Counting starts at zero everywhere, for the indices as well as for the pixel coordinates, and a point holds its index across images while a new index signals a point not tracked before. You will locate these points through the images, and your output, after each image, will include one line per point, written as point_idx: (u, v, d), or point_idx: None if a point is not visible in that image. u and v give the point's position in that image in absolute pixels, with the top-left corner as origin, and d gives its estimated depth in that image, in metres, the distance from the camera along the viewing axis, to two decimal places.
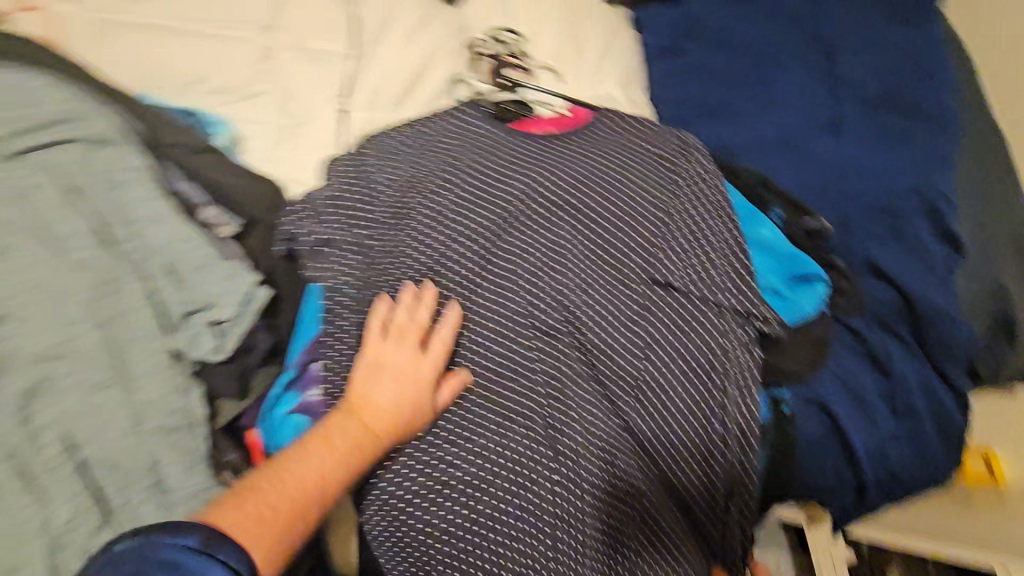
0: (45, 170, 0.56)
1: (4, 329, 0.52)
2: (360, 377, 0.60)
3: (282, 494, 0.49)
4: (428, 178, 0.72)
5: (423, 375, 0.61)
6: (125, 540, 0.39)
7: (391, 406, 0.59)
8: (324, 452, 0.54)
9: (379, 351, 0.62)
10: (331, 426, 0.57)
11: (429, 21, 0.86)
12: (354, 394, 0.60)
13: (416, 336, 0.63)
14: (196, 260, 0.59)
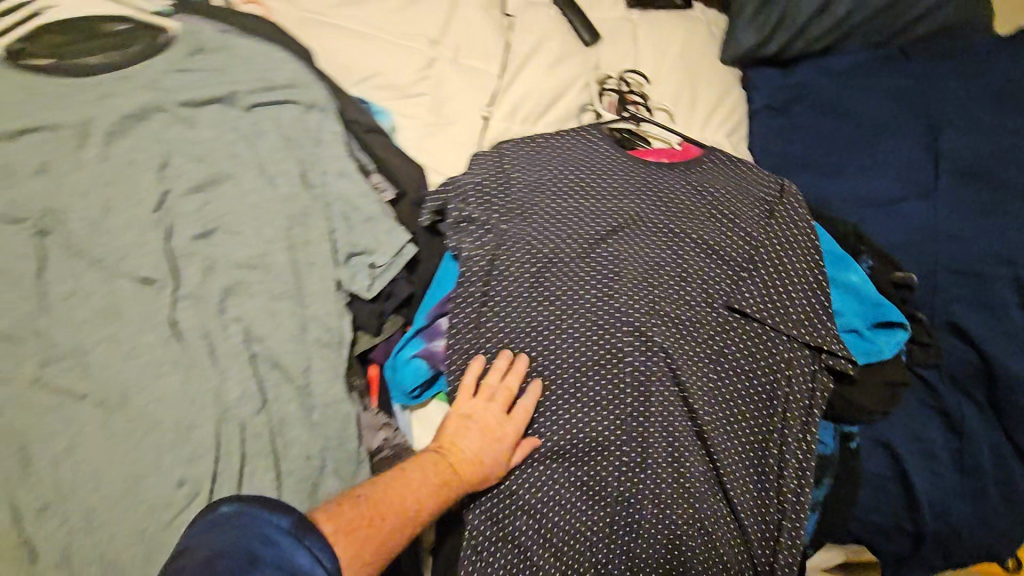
0: (268, 121, 0.70)
1: (218, 238, 0.65)
2: (451, 430, 0.68)
3: (374, 521, 0.56)
4: (554, 185, 0.82)
5: (505, 439, 0.69)
6: (231, 505, 0.47)
7: (474, 460, 0.66)
8: (411, 491, 0.61)
9: (471, 406, 0.70)
10: (422, 464, 0.64)
11: (569, 55, 0.99)
12: (446, 441, 0.67)
13: (504, 400, 0.70)
14: (365, 212, 0.70)
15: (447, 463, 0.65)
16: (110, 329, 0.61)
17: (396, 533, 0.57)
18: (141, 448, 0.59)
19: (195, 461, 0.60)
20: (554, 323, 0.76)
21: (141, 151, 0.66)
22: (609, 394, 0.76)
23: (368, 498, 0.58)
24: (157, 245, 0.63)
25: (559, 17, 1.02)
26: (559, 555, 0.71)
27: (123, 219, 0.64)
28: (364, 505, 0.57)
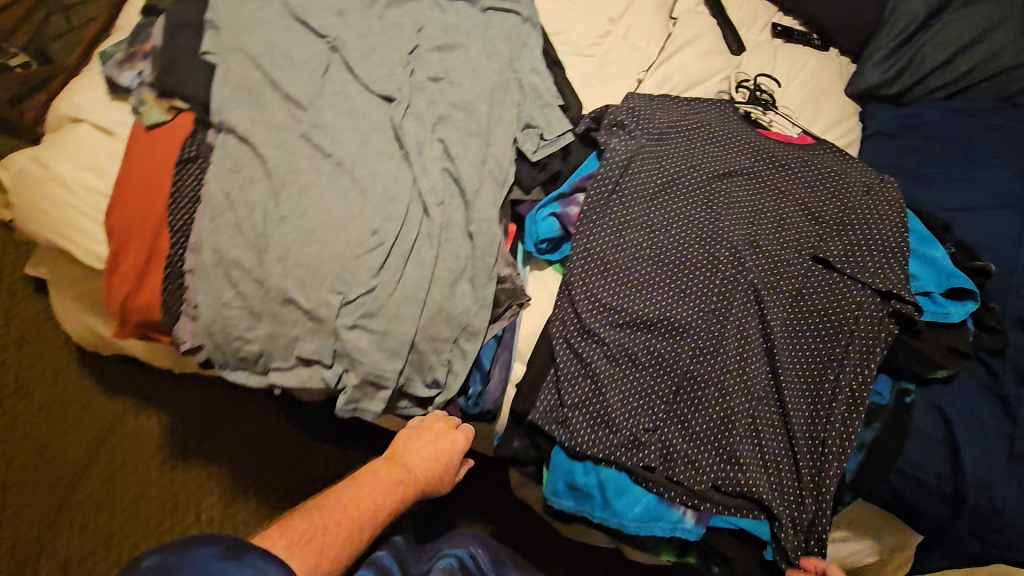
0: (495, 21, 0.94)
1: (444, 85, 0.88)
2: (403, 441, 0.81)
3: (330, 524, 0.68)
4: (688, 128, 1.00)
5: (455, 445, 0.83)
6: (154, 556, 0.55)
7: (427, 464, 0.80)
8: (365, 499, 0.73)
9: (426, 420, 0.84)
10: (371, 475, 0.76)
11: (717, 54, 1.20)
12: (400, 447, 0.81)
13: (445, 424, 0.84)
14: (546, 99, 0.92)
15: (399, 471, 0.78)
16: (356, 120, 0.84)
17: (354, 535, 0.70)
18: (354, 200, 0.80)
19: (389, 221, 0.80)
20: (666, 226, 0.92)
21: (407, 18, 0.92)
22: (699, 292, 0.89)
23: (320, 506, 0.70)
24: (402, 77, 0.87)
25: (716, 26, 1.24)
26: (626, 401, 0.84)
27: (383, 56, 0.88)
28: (318, 513, 0.69)
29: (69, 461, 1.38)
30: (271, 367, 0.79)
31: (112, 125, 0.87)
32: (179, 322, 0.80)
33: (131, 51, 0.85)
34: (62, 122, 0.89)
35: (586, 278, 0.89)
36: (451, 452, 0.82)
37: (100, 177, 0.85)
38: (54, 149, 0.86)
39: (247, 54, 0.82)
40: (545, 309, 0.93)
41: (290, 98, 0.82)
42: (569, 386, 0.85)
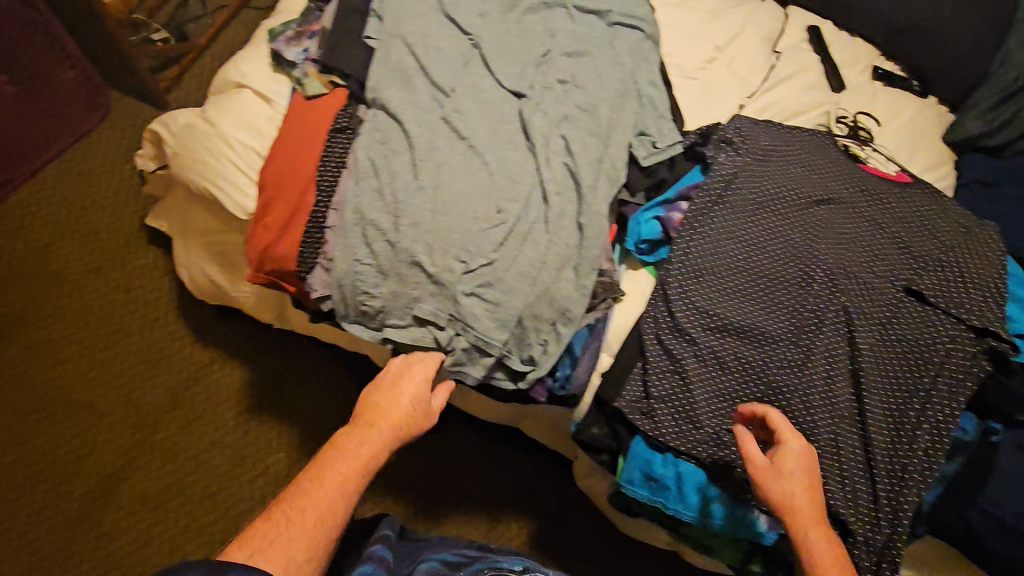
0: (622, 34, 1.01)
1: (571, 86, 0.95)
2: (362, 404, 0.78)
3: (297, 515, 0.65)
4: (790, 153, 1.04)
5: (416, 382, 0.80)
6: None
7: (392, 413, 0.77)
8: (330, 474, 0.69)
9: (387, 374, 0.82)
10: (333, 447, 0.72)
11: (818, 88, 1.24)
12: (362, 408, 0.77)
13: (399, 368, 0.81)
14: (661, 111, 0.98)
15: (361, 432, 0.74)
16: (490, 111, 0.92)
17: (326, 517, 0.66)
18: (482, 182, 0.87)
19: (512, 203, 0.87)
20: (763, 243, 0.96)
21: (542, 25, 0.99)
22: (791, 309, 0.92)
23: (283, 499, 0.66)
24: (533, 77, 0.95)
25: (819, 64, 1.28)
26: (711, 403, 0.88)
27: (518, 57, 0.96)
28: (282, 507, 0.65)
29: (156, 400, 1.48)
30: (387, 324, 0.87)
31: (271, 94, 0.97)
32: (313, 272, 0.89)
33: (300, 30, 0.95)
34: (227, 86, 1.00)
35: (683, 283, 0.93)
36: (416, 390, 0.80)
37: (257, 138, 0.95)
38: (220, 109, 0.97)
39: (404, 42, 0.91)
40: (636, 306, 0.97)
41: (436, 85, 0.90)
42: (657, 381, 0.89)
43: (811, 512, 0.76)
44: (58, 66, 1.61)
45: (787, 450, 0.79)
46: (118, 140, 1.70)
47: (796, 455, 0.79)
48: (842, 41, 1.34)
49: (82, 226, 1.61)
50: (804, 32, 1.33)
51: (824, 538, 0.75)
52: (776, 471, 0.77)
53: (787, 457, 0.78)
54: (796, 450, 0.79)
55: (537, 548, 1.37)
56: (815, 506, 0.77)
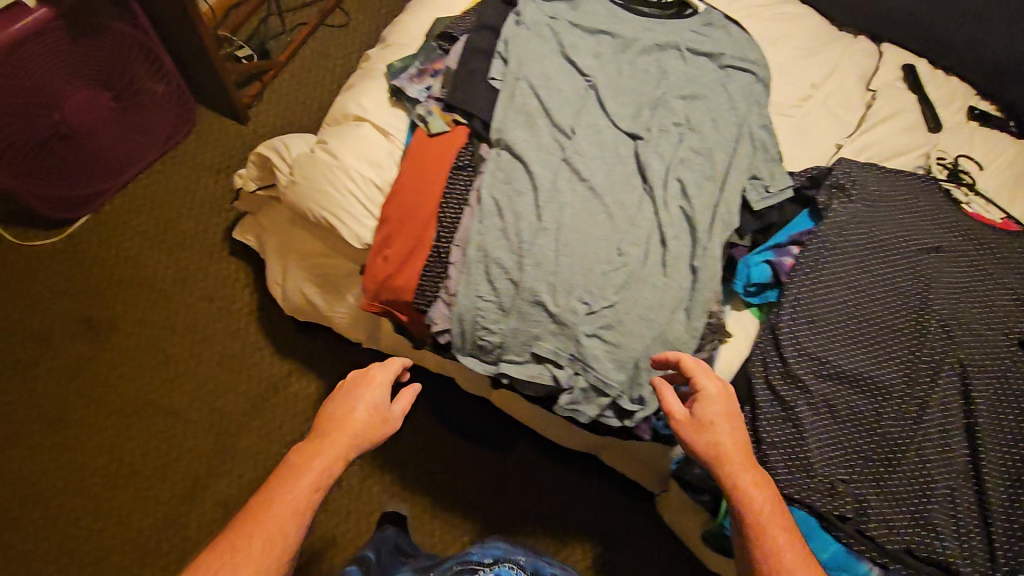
0: (734, 76, 1.01)
1: (685, 130, 0.96)
2: (318, 418, 0.80)
3: (246, 539, 0.68)
4: (900, 199, 1.03)
5: (372, 392, 0.82)
6: None
7: (347, 423, 0.79)
8: (281, 494, 0.72)
9: (348, 383, 0.84)
10: (285, 466, 0.74)
11: (916, 130, 1.23)
12: (321, 419, 0.80)
13: (358, 377, 0.84)
14: (773, 155, 0.99)
15: (312, 447, 0.76)
16: (607, 154, 0.93)
17: (276, 538, 0.69)
18: (601, 224, 0.89)
19: (631, 247, 0.88)
20: (876, 291, 0.95)
21: (655, 65, 1.00)
22: (904, 360, 0.92)
23: (234, 523, 0.69)
24: (648, 119, 0.96)
25: (916, 104, 1.27)
26: (823, 452, 0.88)
27: (631, 97, 0.98)
28: (233, 531, 0.69)
29: (237, 410, 1.52)
30: (502, 358, 0.89)
31: (391, 129, 1.00)
32: (433, 305, 0.91)
33: (423, 68, 0.98)
34: (346, 119, 1.04)
35: (794, 328, 0.93)
36: (373, 398, 0.82)
37: (376, 171, 0.98)
38: (341, 143, 1.00)
39: (528, 83, 0.92)
40: (741, 349, 0.98)
41: (557, 126, 0.92)
42: (768, 426, 0.90)
43: (735, 451, 0.77)
44: (153, 82, 1.59)
45: (705, 395, 0.79)
46: (204, 154, 1.76)
47: (717, 400, 0.79)
48: (936, 79, 1.32)
49: (170, 236, 1.66)
50: (899, 69, 1.31)
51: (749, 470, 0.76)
52: (697, 423, 0.78)
53: (705, 404, 0.78)
54: (712, 395, 0.79)
55: (603, 572, 1.38)
56: (743, 447, 0.78)
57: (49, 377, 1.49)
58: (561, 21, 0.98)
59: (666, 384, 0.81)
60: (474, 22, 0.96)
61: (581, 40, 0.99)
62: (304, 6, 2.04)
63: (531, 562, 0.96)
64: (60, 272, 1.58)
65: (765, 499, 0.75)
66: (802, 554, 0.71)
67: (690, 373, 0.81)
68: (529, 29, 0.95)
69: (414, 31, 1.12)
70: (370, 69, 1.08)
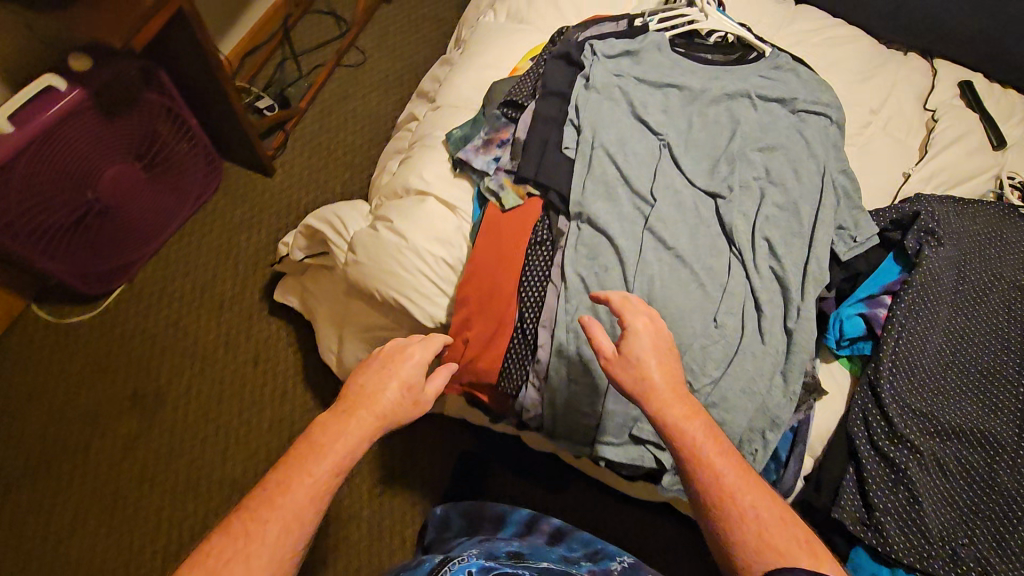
0: (810, 123, 0.97)
1: (767, 183, 0.92)
2: (342, 391, 0.70)
3: (259, 526, 0.55)
4: (987, 235, 1.00)
5: (406, 369, 0.71)
6: None
7: (382, 397, 0.68)
8: (301, 471, 0.60)
9: (379, 354, 0.74)
10: (303, 443, 0.62)
11: (983, 151, 1.19)
12: (348, 391, 0.69)
13: (394, 354, 0.74)
14: (856, 202, 0.95)
15: (335, 424, 0.65)
16: (687, 216, 0.90)
17: (294, 521, 0.57)
18: (692, 294, 0.85)
19: (728, 317, 0.85)
20: (972, 337, 0.93)
21: (725, 115, 0.96)
22: (1012, 410, 0.89)
23: (244, 508, 0.57)
24: (727, 174, 0.92)
25: (977, 121, 1.23)
26: (942, 514, 0.84)
27: (704, 154, 0.94)
28: (241, 517, 0.56)
29: None
30: (600, 441, 0.86)
31: (457, 203, 0.97)
32: (523, 389, 0.89)
33: (488, 138, 0.94)
34: (408, 193, 1.00)
35: (896, 384, 0.90)
36: (408, 377, 0.71)
37: (446, 249, 0.95)
38: (404, 219, 0.96)
39: (604, 150, 0.89)
40: (836, 406, 0.95)
41: (637, 193, 0.89)
42: (878, 490, 0.87)
43: (671, 387, 0.67)
44: (178, 140, 1.52)
45: (630, 330, 0.71)
46: (233, 212, 1.72)
47: (649, 335, 0.71)
48: (994, 94, 1.29)
49: (206, 300, 1.62)
50: (954, 88, 1.28)
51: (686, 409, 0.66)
52: (623, 358, 0.69)
53: (631, 337, 0.70)
54: (639, 329, 0.71)
55: None
56: (676, 380, 0.68)
57: (101, 459, 1.45)
58: (627, 78, 0.95)
59: (593, 318, 0.73)
60: (540, 91, 0.93)
61: (648, 97, 0.95)
62: (319, 48, 2.00)
63: (485, 550, 0.80)
64: (101, 343, 1.55)
65: (708, 432, 0.63)
66: (741, 470, 0.60)
67: (619, 311, 0.73)
68: (598, 92, 0.91)
69: (468, 92, 1.08)
70: (428, 137, 1.05)
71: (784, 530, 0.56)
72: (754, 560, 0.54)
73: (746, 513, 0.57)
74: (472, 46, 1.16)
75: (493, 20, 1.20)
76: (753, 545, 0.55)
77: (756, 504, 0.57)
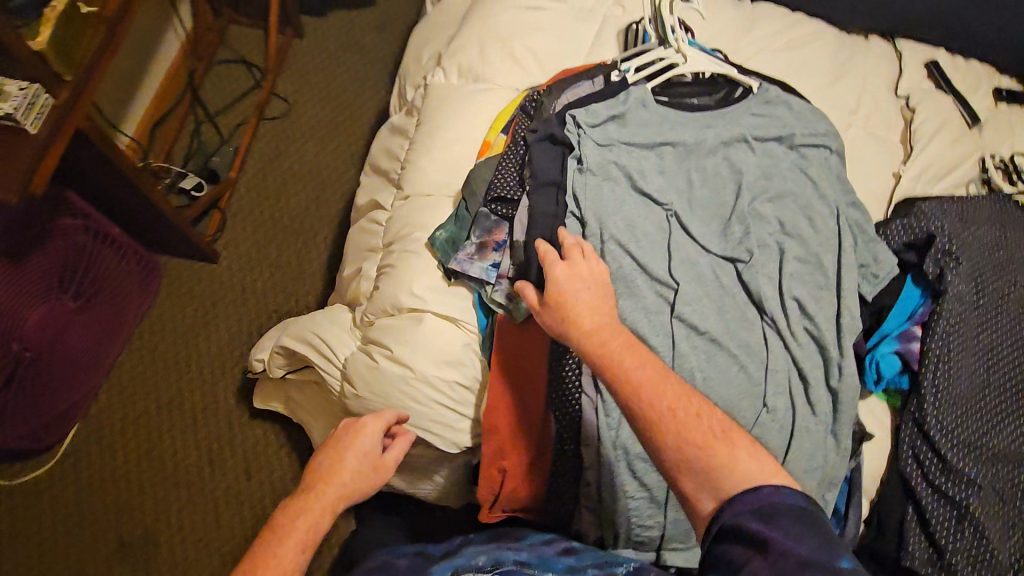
0: (813, 160, 0.91)
1: (784, 238, 0.87)
2: (301, 478, 0.71)
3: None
4: (995, 238, 1.00)
5: (363, 438, 0.74)
6: None
7: (341, 470, 0.70)
8: (265, 557, 0.59)
9: (332, 434, 0.76)
10: (267, 528, 0.62)
11: (962, 135, 1.18)
12: (306, 474, 0.70)
13: (347, 429, 0.75)
14: (868, 236, 0.90)
15: (298, 503, 0.65)
16: (711, 290, 0.83)
17: None
18: (736, 380, 0.80)
19: (778, 396, 0.80)
20: (1001, 352, 0.93)
21: (726, 167, 0.89)
22: None
23: None
24: (742, 235, 0.85)
25: (950, 102, 1.21)
26: (1008, 543, 0.85)
27: (712, 213, 0.87)
28: None
29: None
30: (665, 548, 0.81)
31: (459, 316, 0.87)
32: (579, 511, 0.82)
33: (482, 241, 0.84)
34: (399, 311, 0.88)
35: (942, 416, 0.89)
36: (366, 445, 0.73)
37: (459, 370, 0.86)
38: (400, 345, 0.85)
39: (615, 241, 0.80)
40: (881, 444, 0.94)
41: (658, 279, 0.82)
42: (945, 530, 0.86)
43: (593, 316, 0.69)
44: (107, 255, 1.35)
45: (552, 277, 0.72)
46: (182, 312, 1.49)
47: (568, 277, 0.73)
48: (960, 68, 1.27)
49: (173, 423, 1.41)
50: (922, 68, 1.25)
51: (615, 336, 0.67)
52: (546, 304, 0.72)
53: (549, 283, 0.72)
54: (557, 274, 0.72)
55: None
56: (597, 307, 0.70)
57: None
58: (618, 147, 0.85)
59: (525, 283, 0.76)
60: (530, 181, 0.83)
61: (646, 164, 0.86)
62: (236, 102, 1.73)
63: (491, 557, 0.69)
64: (67, 499, 1.33)
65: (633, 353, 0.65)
66: (662, 377, 0.63)
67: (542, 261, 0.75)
68: (595, 175, 0.83)
69: (440, 177, 0.96)
70: (406, 239, 0.93)
71: (699, 426, 0.59)
72: (678, 456, 0.58)
73: (665, 417, 0.60)
74: (430, 116, 1.02)
75: (444, 81, 1.06)
76: (674, 445, 0.59)
77: (672, 402, 0.61)
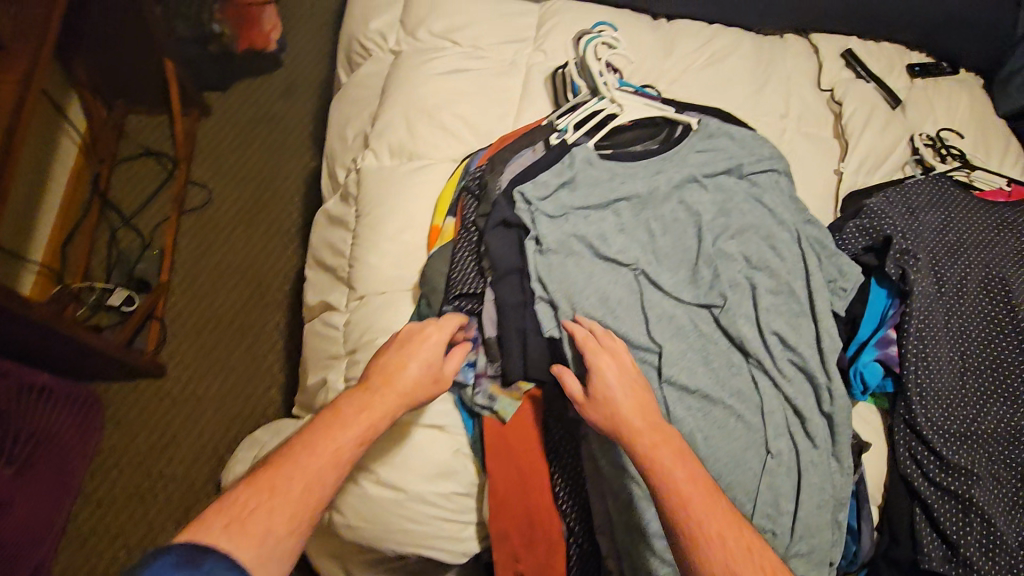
0: (764, 188, 0.91)
1: (753, 273, 0.86)
2: (369, 366, 0.73)
3: (284, 482, 0.59)
4: (945, 222, 1.01)
5: (427, 347, 0.73)
6: None
7: (404, 375, 0.71)
8: (323, 443, 0.63)
9: (404, 327, 0.76)
10: (332, 410, 0.66)
11: (890, 119, 1.21)
12: (374, 362, 0.72)
13: (413, 328, 0.75)
14: (829, 250, 0.90)
15: (361, 396, 0.68)
16: (692, 342, 0.82)
17: (312, 489, 0.60)
18: (734, 431, 0.79)
19: (779, 438, 0.80)
20: (970, 336, 0.95)
21: (681, 211, 0.87)
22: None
23: (269, 467, 0.60)
24: (712, 280, 0.84)
25: (871, 87, 1.24)
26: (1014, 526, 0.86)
27: (679, 260, 0.85)
28: (267, 472, 0.60)
29: None
30: None
31: (443, 421, 0.82)
32: None
33: None
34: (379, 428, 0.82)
35: (929, 413, 0.91)
36: (428, 355, 0.72)
37: (454, 479, 0.81)
38: (387, 468, 0.79)
39: (590, 318, 0.78)
40: (879, 449, 0.95)
41: (639, 346, 0.79)
42: (953, 525, 0.87)
43: (646, 423, 0.68)
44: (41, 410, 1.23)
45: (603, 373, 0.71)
46: (135, 440, 1.34)
47: (619, 380, 0.71)
48: (872, 52, 1.30)
49: None
50: (839, 59, 1.27)
51: (672, 450, 0.66)
52: (593, 400, 0.70)
53: (599, 378, 0.71)
54: (608, 368, 0.71)
55: None
56: (646, 408, 0.70)
57: None
58: (575, 216, 0.83)
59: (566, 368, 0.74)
60: (493, 270, 0.80)
61: (603, 226, 0.83)
62: (152, 200, 1.57)
63: None
64: None
65: (688, 468, 0.64)
66: (712, 498, 0.62)
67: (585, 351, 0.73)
68: (559, 254, 0.80)
69: (394, 271, 0.90)
70: (372, 346, 0.87)
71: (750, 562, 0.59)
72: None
73: (716, 543, 0.59)
74: (370, 205, 0.96)
75: (376, 163, 1.00)
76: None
77: (725, 533, 0.60)
